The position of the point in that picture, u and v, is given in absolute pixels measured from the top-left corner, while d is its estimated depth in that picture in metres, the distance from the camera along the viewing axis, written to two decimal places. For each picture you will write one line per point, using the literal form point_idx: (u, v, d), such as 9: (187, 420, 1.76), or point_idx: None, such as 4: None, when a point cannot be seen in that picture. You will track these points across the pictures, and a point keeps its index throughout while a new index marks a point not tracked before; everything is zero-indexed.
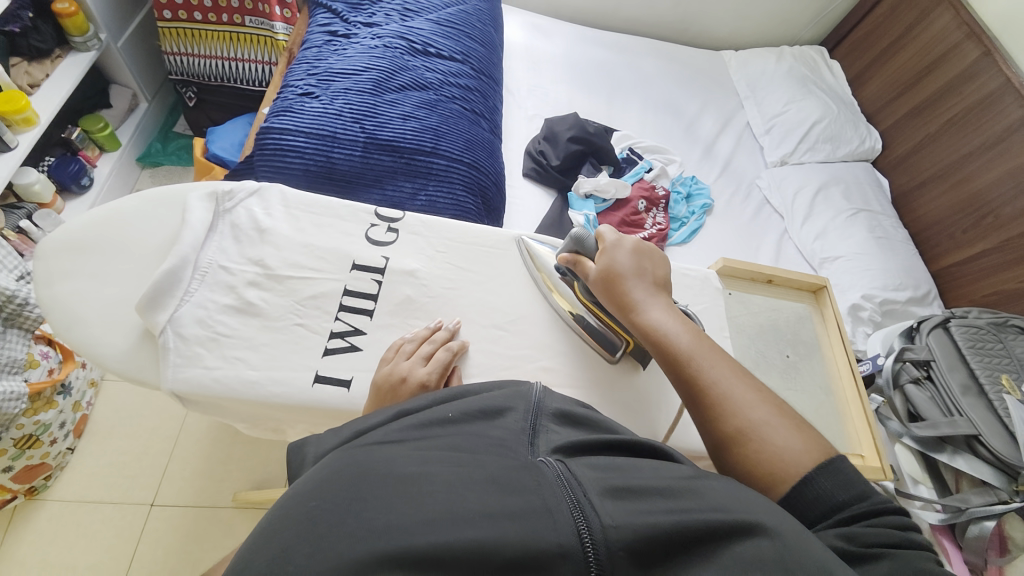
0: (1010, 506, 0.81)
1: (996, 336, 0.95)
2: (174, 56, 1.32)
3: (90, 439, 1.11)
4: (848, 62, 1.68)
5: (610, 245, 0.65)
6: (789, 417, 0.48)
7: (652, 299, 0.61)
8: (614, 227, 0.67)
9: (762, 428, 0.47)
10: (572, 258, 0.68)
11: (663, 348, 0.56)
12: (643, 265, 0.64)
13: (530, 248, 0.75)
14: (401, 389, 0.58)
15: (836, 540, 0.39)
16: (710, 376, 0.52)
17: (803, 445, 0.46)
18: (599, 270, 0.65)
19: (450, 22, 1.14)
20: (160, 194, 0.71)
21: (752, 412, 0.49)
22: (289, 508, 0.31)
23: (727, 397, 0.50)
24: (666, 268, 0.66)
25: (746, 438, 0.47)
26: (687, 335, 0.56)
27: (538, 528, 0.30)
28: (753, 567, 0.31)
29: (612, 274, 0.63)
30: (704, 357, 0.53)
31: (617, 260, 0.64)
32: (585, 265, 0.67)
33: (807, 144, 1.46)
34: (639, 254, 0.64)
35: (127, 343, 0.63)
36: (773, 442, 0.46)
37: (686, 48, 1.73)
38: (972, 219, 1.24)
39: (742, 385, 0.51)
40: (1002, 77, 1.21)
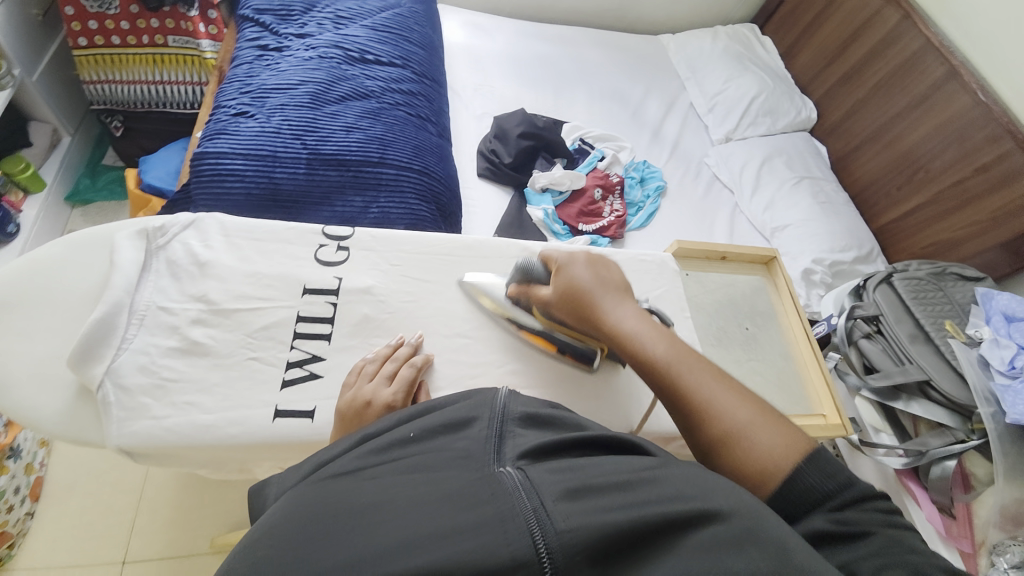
0: (968, 444, 0.84)
1: (936, 285, 1.01)
2: (93, 85, 1.24)
3: (49, 502, 1.04)
4: (779, 35, 1.74)
5: (563, 262, 0.63)
6: (772, 416, 0.48)
7: (620, 307, 0.59)
8: (558, 246, 0.65)
9: (747, 430, 0.47)
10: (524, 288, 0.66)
11: (640, 360, 0.54)
12: (604, 275, 0.62)
13: (477, 286, 0.72)
14: (367, 413, 0.56)
15: (823, 524, 0.40)
16: (690, 383, 0.51)
17: (788, 444, 0.46)
18: (557, 290, 0.62)
19: (385, 27, 1.11)
20: (84, 236, 0.66)
21: (735, 416, 0.48)
22: (242, 556, 0.32)
23: (708, 403, 0.49)
24: (624, 275, 0.65)
25: (732, 441, 0.47)
26: (663, 344, 0.54)
27: (489, 542, 0.30)
28: (710, 549, 0.31)
29: (572, 290, 0.61)
30: (682, 365, 0.52)
31: (575, 275, 0.62)
32: (538, 293, 0.65)
33: (748, 119, 1.50)
34: (594, 266, 0.62)
35: (66, 401, 0.59)
36: (759, 444, 0.46)
37: (625, 35, 1.75)
38: (905, 176, 1.31)
39: (723, 388, 0.50)
40: (922, 38, 1.27)
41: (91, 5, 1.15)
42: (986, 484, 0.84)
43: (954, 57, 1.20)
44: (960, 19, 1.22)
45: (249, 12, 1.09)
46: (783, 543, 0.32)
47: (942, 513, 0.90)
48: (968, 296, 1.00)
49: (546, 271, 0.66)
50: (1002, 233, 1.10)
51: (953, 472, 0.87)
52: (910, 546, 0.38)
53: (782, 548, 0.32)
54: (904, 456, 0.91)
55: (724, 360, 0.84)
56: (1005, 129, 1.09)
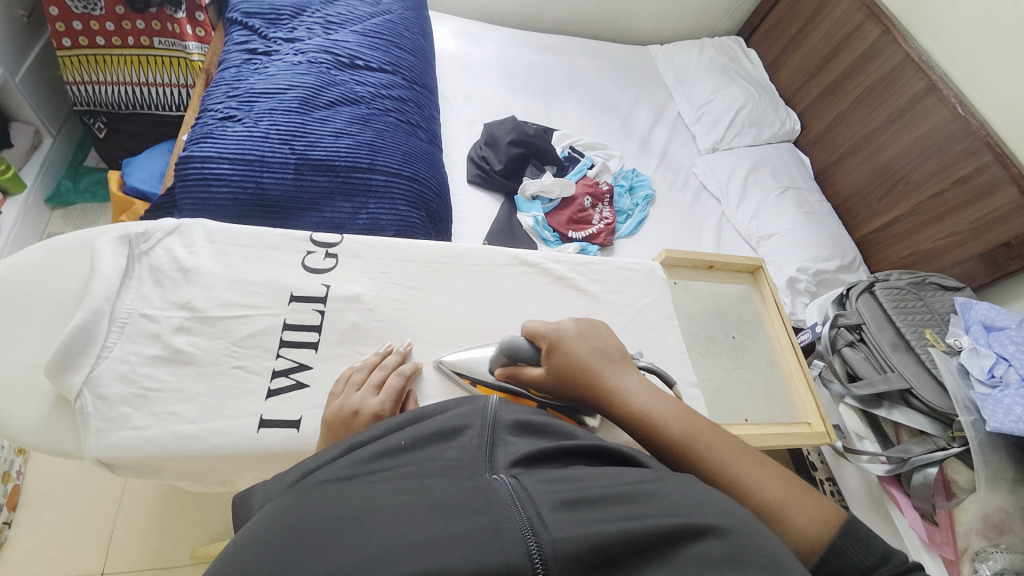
0: (948, 452, 0.85)
1: (916, 294, 1.03)
2: (77, 86, 1.22)
3: (26, 512, 1.01)
4: (764, 49, 1.77)
5: (555, 339, 0.60)
6: (798, 486, 0.49)
7: (626, 383, 0.57)
8: (544, 320, 0.63)
9: (780, 505, 0.47)
10: (513, 371, 0.61)
11: (658, 442, 0.52)
12: (600, 349, 0.60)
13: (456, 365, 0.66)
14: (354, 423, 0.55)
15: None
16: (715, 463, 0.50)
17: (818, 515, 0.46)
18: (555, 370, 0.59)
19: (376, 33, 1.11)
20: (63, 241, 0.65)
21: (766, 492, 0.48)
22: (226, 564, 0.31)
23: (737, 481, 0.49)
24: (617, 341, 0.64)
25: (769, 518, 0.46)
26: (677, 422, 0.53)
27: (483, 550, 0.30)
28: (704, 566, 0.31)
29: (570, 368, 0.58)
30: (702, 443, 0.51)
31: (572, 352, 0.59)
32: (530, 373, 0.60)
33: (734, 130, 1.53)
34: (589, 339, 0.60)
35: (42, 411, 0.57)
36: (794, 518, 0.46)
37: (613, 45, 1.78)
38: (886, 188, 1.34)
39: (746, 463, 0.50)
40: (901, 54, 1.30)
41: (76, 6, 1.14)
42: (968, 490, 0.85)
43: (933, 73, 1.23)
44: (940, 35, 1.26)
45: (238, 15, 1.08)
46: (775, 557, 0.33)
47: (924, 519, 0.91)
48: (947, 306, 1.02)
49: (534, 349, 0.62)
50: (980, 244, 1.13)
51: (935, 479, 0.88)
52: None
53: (776, 563, 0.32)
54: (887, 463, 0.92)
55: (710, 369, 0.84)
56: (983, 142, 1.12)
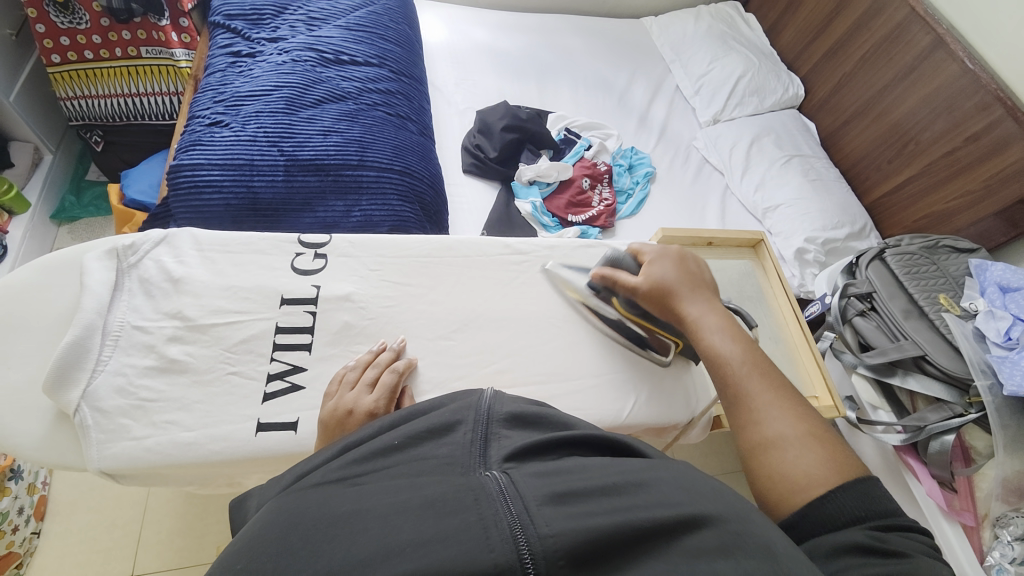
0: (966, 418, 0.82)
1: (928, 259, 1.00)
2: (70, 101, 1.22)
3: (54, 520, 1.04)
4: (763, 12, 1.72)
5: (655, 259, 0.68)
6: (822, 440, 0.49)
7: (704, 305, 0.63)
8: (649, 242, 0.70)
9: (793, 441, 0.49)
10: (609, 275, 0.69)
11: (709, 358, 0.59)
12: (692, 272, 0.67)
13: (562, 276, 0.77)
14: (349, 422, 0.55)
15: (863, 538, 0.39)
16: (752, 387, 0.54)
17: (834, 465, 0.46)
18: (647, 282, 0.66)
19: (360, 26, 1.09)
20: (55, 258, 0.66)
21: (786, 426, 0.50)
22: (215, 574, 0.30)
23: (763, 407, 0.52)
24: (712, 278, 0.69)
25: (777, 446, 0.49)
26: (736, 347, 0.58)
27: (471, 549, 0.29)
28: (696, 557, 0.31)
29: (661, 283, 0.65)
30: (750, 369, 0.55)
31: (666, 271, 0.66)
32: (624, 281, 0.68)
33: (735, 99, 1.48)
34: (685, 262, 0.67)
35: (43, 427, 0.59)
36: (804, 456, 0.47)
37: (607, 20, 1.73)
38: (896, 149, 1.29)
39: (782, 401, 0.53)
40: (906, 8, 1.24)
41: (62, 21, 1.14)
42: (987, 456, 0.83)
43: (940, 25, 1.17)
44: None
45: (219, 18, 1.07)
46: (769, 548, 0.32)
47: (943, 487, 0.88)
48: (962, 269, 0.99)
49: (635, 263, 0.70)
50: (996, 202, 1.07)
51: (953, 445, 0.86)
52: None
53: (768, 552, 0.32)
54: (903, 433, 0.89)
55: None
56: (995, 96, 1.06)
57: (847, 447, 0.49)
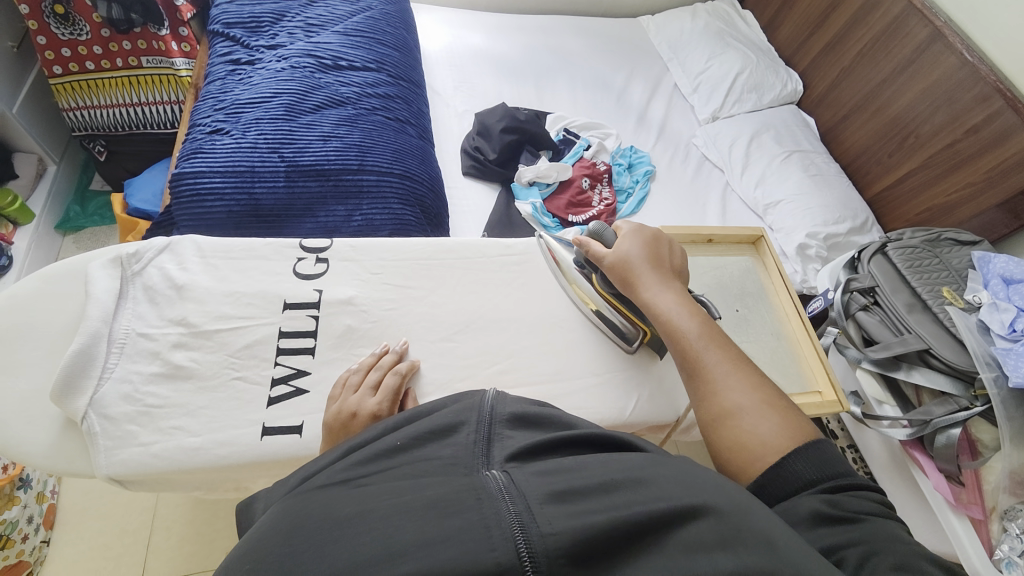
0: (972, 411, 0.81)
1: (931, 252, 0.99)
2: (72, 112, 1.23)
3: (63, 529, 1.05)
4: (760, 9, 1.72)
5: (627, 234, 0.68)
6: (776, 406, 0.50)
7: (667, 282, 0.64)
8: (627, 219, 0.71)
9: (750, 411, 0.49)
10: (585, 242, 0.71)
11: (668, 331, 0.59)
12: (660, 254, 0.67)
13: (549, 247, 0.78)
14: (353, 424, 0.56)
15: (819, 505, 0.40)
16: (708, 359, 0.55)
17: (790, 431, 0.48)
18: (614, 256, 0.67)
19: (358, 31, 1.10)
20: (60, 267, 0.66)
21: (743, 396, 0.51)
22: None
23: (720, 379, 0.53)
24: (681, 260, 0.70)
25: (734, 416, 0.50)
26: (694, 322, 0.58)
27: (473, 548, 0.29)
28: (694, 551, 0.31)
29: (627, 258, 0.66)
30: (706, 343, 0.56)
31: (634, 247, 0.67)
32: (596, 252, 0.69)
33: (734, 95, 1.48)
34: (654, 241, 0.68)
35: (51, 435, 0.60)
36: (760, 424, 0.48)
37: (605, 20, 1.74)
38: (896, 143, 1.28)
39: (738, 371, 0.53)
40: (903, 1, 1.24)
41: (63, 33, 1.14)
42: (993, 449, 0.82)
43: (938, 18, 1.17)
44: None
45: (218, 27, 1.07)
46: (771, 541, 0.32)
47: (951, 480, 0.87)
48: (965, 262, 0.98)
49: (613, 239, 0.70)
50: (998, 193, 1.07)
51: (960, 439, 0.85)
52: (898, 535, 0.38)
53: (769, 544, 0.32)
54: (909, 427, 0.89)
55: None
56: (994, 88, 1.05)
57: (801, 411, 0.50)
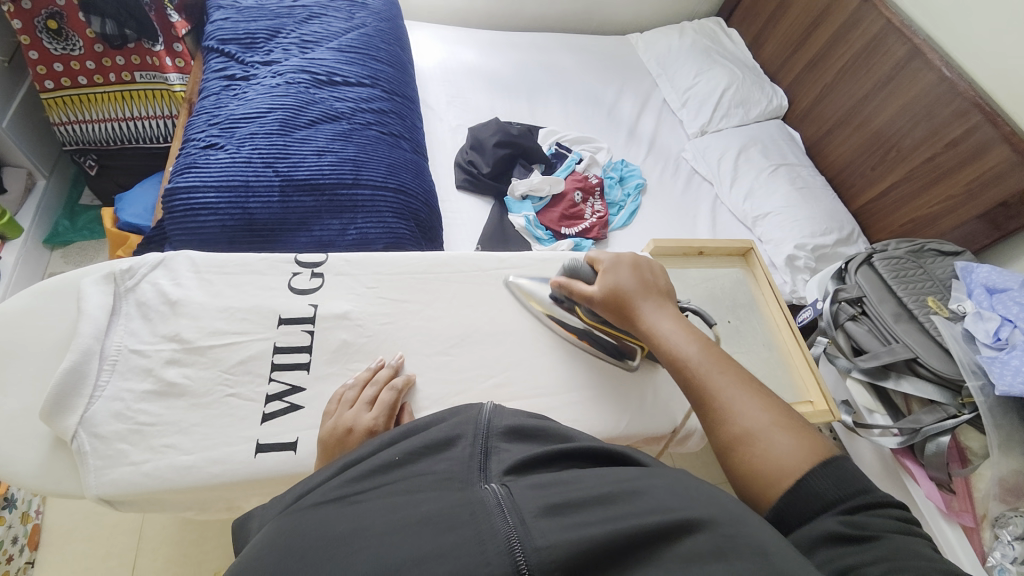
0: (960, 420, 0.83)
1: (915, 262, 1.01)
2: (63, 126, 1.23)
3: (47, 550, 1.02)
4: (745, 26, 1.77)
5: (608, 266, 0.68)
6: (790, 425, 0.50)
7: (658, 309, 0.64)
8: (604, 250, 0.70)
9: (763, 433, 0.49)
10: (565, 284, 0.70)
11: (671, 359, 0.59)
12: (647, 279, 0.67)
13: (523, 288, 0.77)
14: (349, 440, 0.56)
15: (837, 526, 0.40)
16: (716, 383, 0.54)
17: (806, 449, 0.47)
18: (602, 290, 0.67)
19: (352, 47, 1.12)
20: (51, 283, 0.66)
21: (755, 417, 0.50)
22: None
23: (731, 403, 0.52)
24: (668, 281, 0.70)
25: (749, 441, 0.49)
26: (695, 347, 0.58)
27: (467, 564, 0.29)
28: (689, 562, 0.31)
29: (616, 290, 0.66)
30: (712, 367, 0.56)
31: (621, 278, 0.66)
32: (580, 289, 0.69)
33: (721, 110, 1.52)
34: (638, 268, 0.68)
35: (40, 454, 0.59)
36: (775, 445, 0.48)
37: (594, 37, 1.78)
38: (879, 156, 1.32)
39: (748, 393, 0.53)
40: (882, 20, 1.28)
41: (55, 48, 1.14)
42: (982, 456, 0.84)
43: (916, 36, 1.21)
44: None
45: (213, 43, 1.08)
46: (765, 551, 0.32)
47: (941, 488, 0.88)
48: (948, 272, 1.01)
49: (592, 273, 0.70)
50: (978, 205, 1.10)
51: (949, 447, 0.86)
52: (921, 552, 0.38)
53: (764, 554, 0.32)
54: (899, 435, 0.90)
55: None
56: (972, 103, 1.09)
57: (813, 426, 0.50)
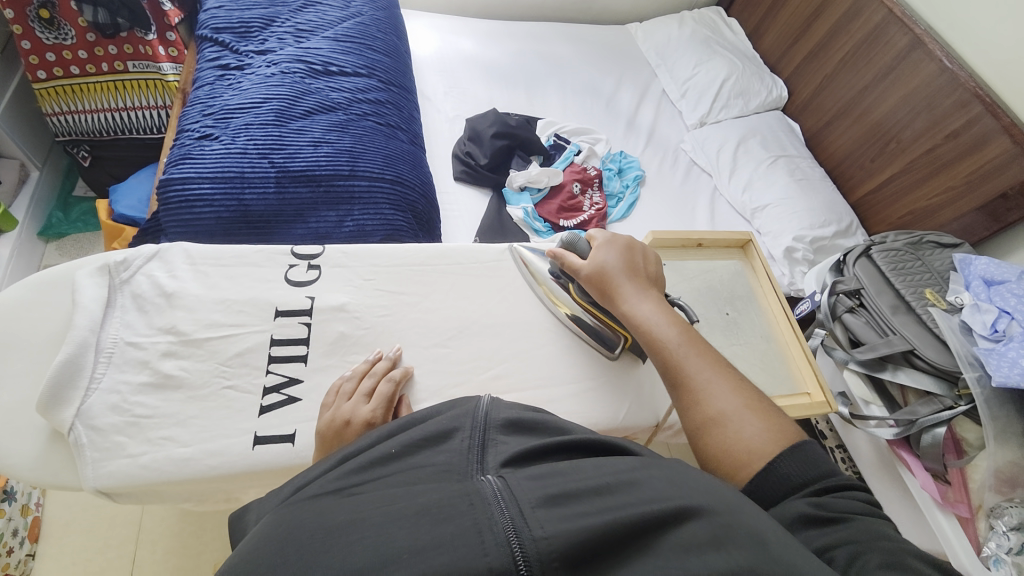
0: (956, 411, 0.83)
1: (914, 254, 1.01)
2: (56, 117, 1.21)
3: (47, 543, 1.02)
4: (745, 16, 1.75)
5: (601, 244, 0.68)
6: (762, 408, 0.50)
7: (643, 292, 0.64)
8: (600, 228, 0.71)
9: (734, 415, 0.49)
10: (559, 255, 0.71)
11: (648, 340, 0.59)
12: (635, 261, 0.67)
13: (523, 256, 0.78)
14: (346, 432, 0.56)
15: (804, 507, 0.41)
16: (691, 367, 0.55)
17: (775, 433, 0.48)
18: (590, 267, 0.68)
19: (349, 37, 1.10)
20: (46, 275, 0.65)
21: (726, 400, 0.51)
22: None
23: (704, 385, 0.53)
24: (657, 266, 0.70)
25: (718, 423, 0.50)
26: (673, 329, 0.59)
27: (465, 553, 0.29)
28: (686, 551, 0.31)
29: (604, 269, 0.66)
30: (688, 350, 0.56)
31: (611, 258, 0.67)
32: (571, 263, 0.70)
33: (721, 102, 1.51)
34: (628, 250, 0.68)
35: (37, 448, 0.59)
36: (745, 429, 0.48)
37: (593, 27, 1.76)
38: (878, 148, 1.31)
39: (722, 377, 0.53)
40: (885, 9, 1.27)
41: (47, 37, 1.13)
42: (978, 448, 0.84)
43: (918, 26, 1.20)
44: None
45: (207, 31, 1.06)
46: (762, 540, 0.32)
47: (937, 479, 0.89)
48: (947, 263, 1.01)
49: (586, 249, 0.71)
50: (978, 197, 1.09)
51: (945, 438, 0.87)
52: (886, 533, 0.39)
53: (760, 543, 0.32)
54: (895, 426, 0.90)
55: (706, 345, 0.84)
56: (973, 94, 1.08)
57: (782, 411, 0.51)
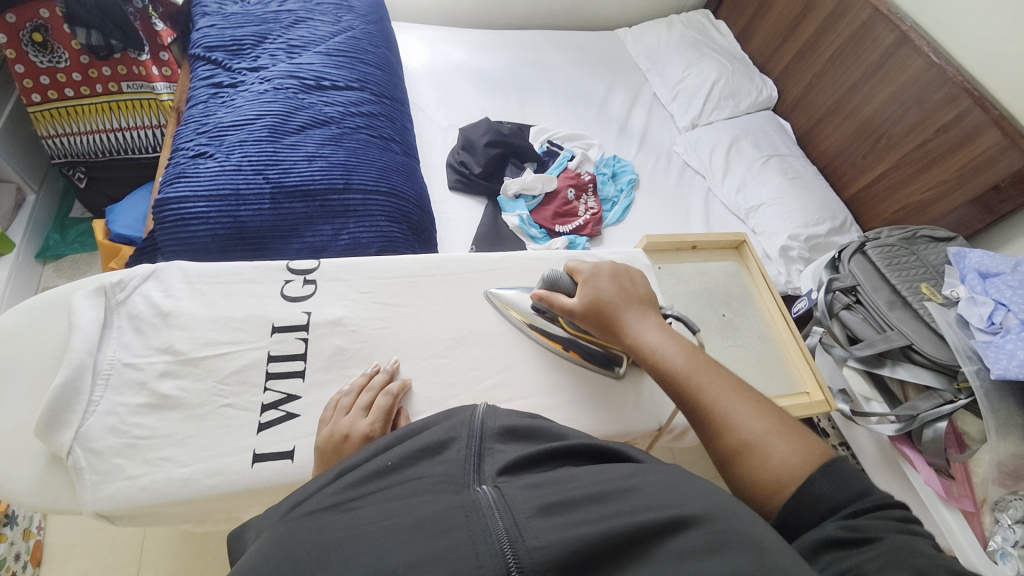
0: (956, 405, 0.83)
1: (908, 249, 1.02)
2: (51, 139, 1.22)
3: (50, 566, 1.02)
4: (733, 18, 1.77)
5: (589, 277, 0.68)
6: (787, 428, 0.50)
7: (642, 320, 0.64)
8: (583, 259, 0.70)
9: (762, 441, 0.49)
10: (546, 296, 0.69)
11: (660, 371, 0.59)
12: (627, 289, 0.67)
13: (502, 298, 0.75)
14: (345, 446, 0.56)
15: (836, 530, 0.41)
16: (709, 393, 0.54)
17: (805, 455, 0.48)
18: (582, 302, 0.67)
19: (340, 51, 1.11)
20: (43, 299, 0.65)
21: (751, 426, 0.50)
22: None
23: (726, 412, 0.52)
24: (648, 288, 0.70)
25: (748, 451, 0.49)
26: (681, 357, 0.58)
27: (461, 565, 0.30)
28: (682, 558, 0.31)
29: (598, 301, 0.66)
30: (700, 377, 0.55)
31: (602, 289, 0.66)
32: (561, 302, 0.68)
33: (712, 104, 1.52)
34: (618, 278, 0.68)
35: (36, 472, 0.59)
36: (774, 454, 0.48)
37: (583, 33, 1.77)
38: (870, 144, 1.32)
39: (740, 400, 0.53)
40: (870, 8, 1.28)
41: (40, 61, 1.13)
42: (980, 442, 0.84)
43: (903, 23, 1.21)
44: None
45: (200, 50, 1.08)
46: (758, 545, 0.32)
47: (940, 474, 0.89)
48: (941, 258, 1.01)
49: (572, 283, 0.70)
50: (971, 189, 1.10)
51: (946, 432, 0.87)
52: (922, 548, 0.38)
53: (756, 548, 0.32)
54: (897, 422, 0.90)
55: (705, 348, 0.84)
56: (961, 87, 1.09)
57: (806, 428, 0.51)
